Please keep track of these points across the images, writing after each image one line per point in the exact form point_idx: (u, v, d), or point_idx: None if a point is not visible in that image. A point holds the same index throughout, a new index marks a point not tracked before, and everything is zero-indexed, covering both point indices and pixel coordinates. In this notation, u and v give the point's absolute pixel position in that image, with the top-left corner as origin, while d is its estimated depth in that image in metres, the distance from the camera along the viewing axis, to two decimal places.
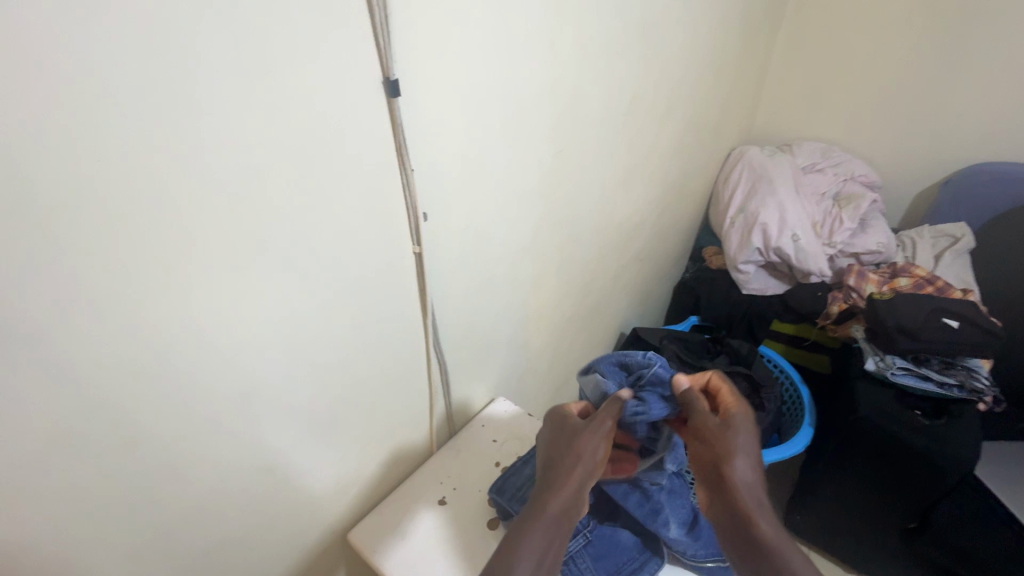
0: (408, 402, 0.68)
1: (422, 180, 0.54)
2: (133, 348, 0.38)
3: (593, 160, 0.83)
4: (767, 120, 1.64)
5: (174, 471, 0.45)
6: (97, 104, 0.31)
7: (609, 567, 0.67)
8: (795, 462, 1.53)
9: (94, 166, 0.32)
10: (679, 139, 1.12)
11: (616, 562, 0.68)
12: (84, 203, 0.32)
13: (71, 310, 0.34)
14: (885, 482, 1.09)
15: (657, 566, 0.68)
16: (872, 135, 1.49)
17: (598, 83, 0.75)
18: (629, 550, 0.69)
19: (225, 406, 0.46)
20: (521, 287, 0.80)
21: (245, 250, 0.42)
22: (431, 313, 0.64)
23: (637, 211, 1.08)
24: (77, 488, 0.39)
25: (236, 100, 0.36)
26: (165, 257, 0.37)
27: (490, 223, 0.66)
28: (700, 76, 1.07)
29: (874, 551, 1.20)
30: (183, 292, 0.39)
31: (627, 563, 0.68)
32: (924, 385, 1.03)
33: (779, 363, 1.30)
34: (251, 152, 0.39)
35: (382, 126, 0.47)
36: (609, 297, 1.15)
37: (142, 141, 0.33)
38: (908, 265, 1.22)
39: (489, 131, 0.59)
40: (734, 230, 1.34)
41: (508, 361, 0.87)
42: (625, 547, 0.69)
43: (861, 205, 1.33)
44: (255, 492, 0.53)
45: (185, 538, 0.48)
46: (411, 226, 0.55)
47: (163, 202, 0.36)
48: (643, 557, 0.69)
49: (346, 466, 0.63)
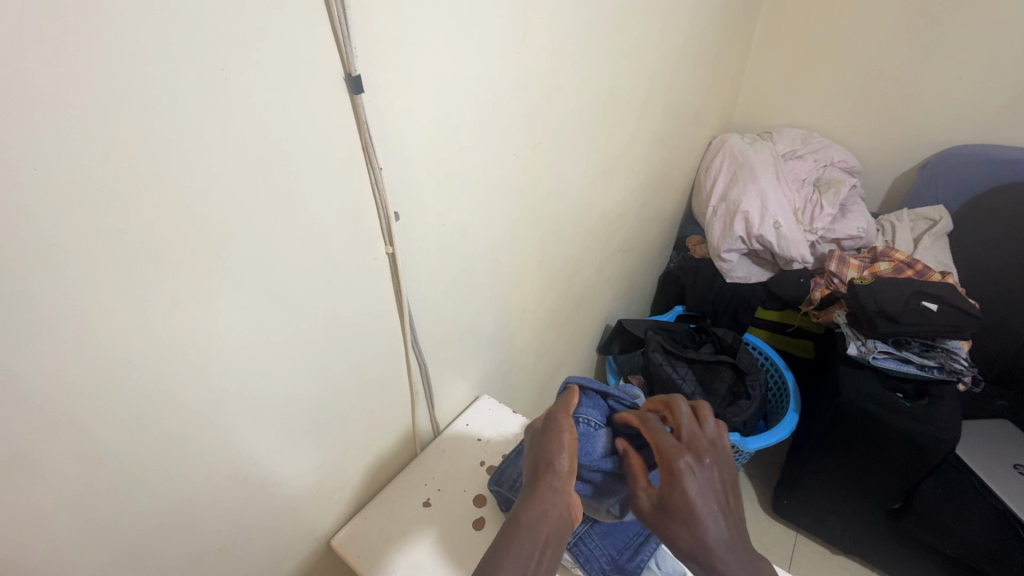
0: (389, 403, 0.67)
1: (391, 178, 0.52)
2: (90, 364, 0.36)
3: (570, 155, 0.82)
4: (748, 108, 1.64)
5: (141, 490, 0.43)
6: (32, 108, 0.28)
7: (617, 543, 0.67)
8: (781, 447, 1.55)
9: (36, 173, 0.30)
10: (659, 129, 1.11)
11: (621, 539, 0.67)
12: (21, 214, 0.30)
13: (18, 326, 0.32)
14: (870, 464, 1.10)
15: (662, 535, 0.68)
16: (850, 122, 1.50)
17: (573, 75, 0.73)
18: (632, 526, 0.69)
19: (195, 418, 0.44)
20: (502, 283, 0.79)
21: (204, 257, 0.40)
22: (408, 314, 0.62)
23: (619, 203, 1.08)
24: (38, 511, 0.37)
25: (188, 101, 0.34)
26: (119, 268, 0.35)
27: (467, 220, 0.65)
28: (678, 64, 1.06)
29: (860, 532, 1.21)
30: (143, 300, 0.37)
31: (633, 539, 0.68)
32: (905, 367, 1.04)
33: (764, 350, 1.33)
34: (207, 154, 0.37)
35: (347, 124, 0.45)
36: (593, 290, 1.15)
37: (83, 145, 0.31)
38: (888, 249, 1.23)
39: (462, 126, 0.58)
40: (716, 219, 1.34)
41: (491, 359, 0.87)
42: (629, 523, 0.69)
43: (840, 191, 1.34)
44: (232, 503, 0.52)
45: (160, 555, 0.47)
46: (381, 225, 0.54)
47: (113, 209, 0.33)
48: (647, 531, 0.69)
49: (326, 472, 0.62)
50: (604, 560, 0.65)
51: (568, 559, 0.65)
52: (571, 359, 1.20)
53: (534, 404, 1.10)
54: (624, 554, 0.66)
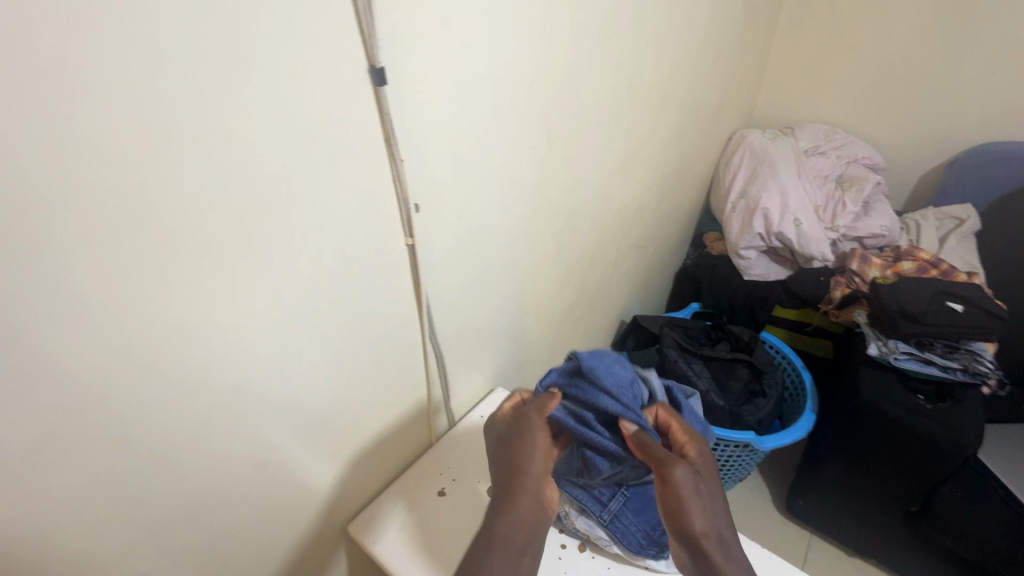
0: (405, 393, 0.68)
1: (411, 169, 0.52)
2: (120, 347, 0.37)
3: (588, 148, 0.81)
4: (769, 104, 1.61)
5: (168, 467, 0.44)
6: (65, 96, 0.29)
7: (652, 519, 0.66)
8: (796, 448, 1.53)
9: (72, 161, 0.31)
10: (678, 123, 1.10)
11: (655, 514, 0.66)
12: (59, 200, 0.31)
13: (53, 307, 0.33)
14: (887, 466, 1.08)
15: None
16: (875, 118, 1.47)
17: (593, 67, 0.73)
18: None
19: (219, 402, 0.46)
20: (518, 276, 0.80)
21: (229, 243, 0.41)
22: (425, 305, 0.63)
23: (636, 198, 1.07)
24: (69, 486, 0.39)
25: (215, 92, 0.35)
26: (148, 254, 0.36)
27: (485, 212, 0.66)
28: (699, 57, 1.05)
29: (875, 534, 1.19)
30: (172, 286, 0.39)
31: None
32: (926, 369, 1.02)
33: (781, 349, 1.29)
34: (232, 143, 0.38)
35: (370, 115, 0.46)
36: (609, 285, 1.14)
37: (114, 136, 0.32)
38: (912, 248, 1.20)
39: (481, 118, 0.58)
40: (735, 215, 1.32)
41: (507, 352, 0.87)
42: None
43: (864, 188, 1.31)
44: (252, 487, 0.53)
45: (182, 534, 0.48)
46: (402, 217, 0.54)
47: (143, 198, 0.35)
48: None
49: (341, 458, 0.63)
50: (640, 535, 0.65)
51: (604, 535, 0.66)
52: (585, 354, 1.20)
53: None
54: (660, 528, 0.66)
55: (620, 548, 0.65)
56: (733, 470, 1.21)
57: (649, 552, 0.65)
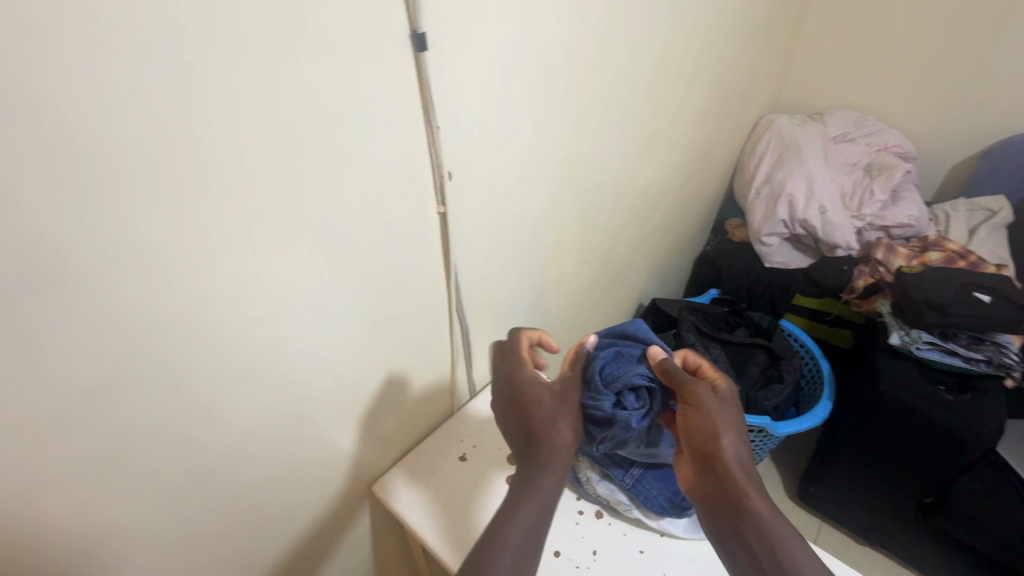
0: (430, 361, 0.70)
1: (446, 139, 0.53)
2: (175, 299, 0.39)
3: (616, 126, 0.82)
4: (798, 89, 1.58)
5: (214, 417, 0.46)
6: (135, 53, 0.31)
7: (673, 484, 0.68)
8: (809, 436, 1.53)
9: (140, 116, 0.32)
10: (705, 105, 1.09)
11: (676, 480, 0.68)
12: (129, 153, 0.33)
13: (118, 257, 0.35)
14: (902, 457, 1.08)
15: None
16: (907, 105, 1.43)
17: (625, 44, 0.73)
18: None
19: (261, 356, 0.48)
20: (542, 252, 0.80)
21: (276, 203, 0.42)
22: (453, 275, 0.64)
23: (660, 179, 1.07)
24: (128, 431, 0.41)
25: (269, 53, 0.36)
26: (203, 210, 0.38)
27: (513, 186, 0.66)
28: (730, 38, 1.03)
29: (887, 523, 1.19)
30: (223, 242, 0.40)
31: None
32: (949, 359, 1.01)
33: (800, 338, 1.28)
34: (283, 105, 0.39)
35: (410, 82, 0.47)
36: (629, 266, 1.15)
37: (177, 93, 0.33)
38: (941, 239, 1.18)
39: (514, 91, 0.58)
40: (759, 201, 1.31)
41: (527, 327, 0.88)
42: None
43: (893, 176, 1.29)
44: (286, 442, 0.55)
45: (223, 482, 0.51)
46: (435, 185, 0.55)
47: (201, 155, 0.36)
48: None
49: (369, 421, 0.65)
50: (662, 500, 0.67)
51: (627, 499, 0.68)
52: None
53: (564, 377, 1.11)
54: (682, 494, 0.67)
55: (641, 512, 0.67)
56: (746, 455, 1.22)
57: (670, 514, 0.67)
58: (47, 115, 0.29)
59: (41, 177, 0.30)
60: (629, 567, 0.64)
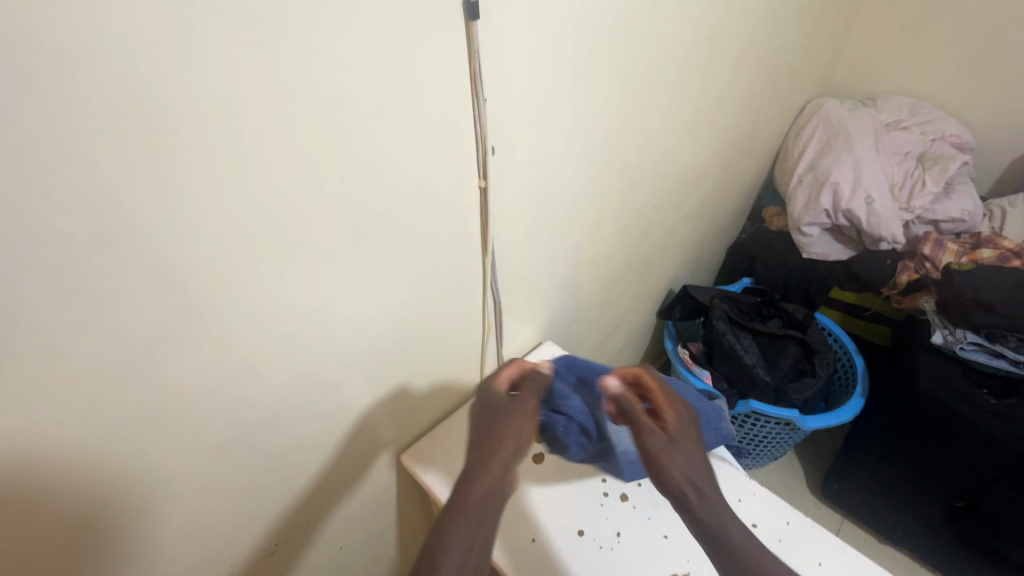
0: (462, 335, 0.70)
1: (490, 112, 0.53)
2: (227, 260, 0.40)
3: (660, 105, 0.79)
4: (850, 72, 1.51)
5: (258, 377, 0.48)
6: (196, 11, 0.30)
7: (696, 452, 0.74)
8: (837, 433, 1.50)
9: (200, 74, 0.32)
10: (753, 86, 1.04)
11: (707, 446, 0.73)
12: (189, 113, 0.33)
13: (177, 216, 0.36)
14: (936, 458, 1.05)
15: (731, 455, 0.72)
16: (969, 92, 1.35)
17: (676, 19, 0.70)
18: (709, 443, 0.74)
19: (303, 322, 0.49)
20: (577, 232, 0.79)
21: (324, 171, 0.42)
22: (490, 251, 0.64)
23: (700, 162, 1.04)
24: (179, 387, 0.42)
25: (324, 15, 0.36)
26: (257, 173, 0.38)
27: (554, 163, 0.65)
28: (784, 15, 0.98)
29: (914, 524, 1.17)
30: (274, 206, 0.41)
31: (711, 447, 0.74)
32: (994, 361, 0.97)
33: (836, 333, 1.25)
34: (336, 71, 0.38)
35: (459, 52, 0.46)
36: (662, 251, 1.13)
37: (237, 53, 0.33)
38: (995, 236, 1.13)
39: (561, 63, 0.57)
40: (801, 189, 1.27)
41: (558, 308, 0.88)
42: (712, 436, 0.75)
43: (948, 168, 1.22)
44: (324, 406, 0.56)
45: (263, 441, 0.52)
46: (478, 158, 0.55)
47: (256, 119, 0.36)
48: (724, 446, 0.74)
49: (401, 391, 0.67)
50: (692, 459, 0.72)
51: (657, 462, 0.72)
52: (631, 319, 1.20)
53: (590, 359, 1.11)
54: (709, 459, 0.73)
55: None
56: (771, 448, 1.20)
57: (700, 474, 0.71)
58: (113, 63, 0.29)
59: (108, 135, 0.31)
60: (654, 549, 0.64)
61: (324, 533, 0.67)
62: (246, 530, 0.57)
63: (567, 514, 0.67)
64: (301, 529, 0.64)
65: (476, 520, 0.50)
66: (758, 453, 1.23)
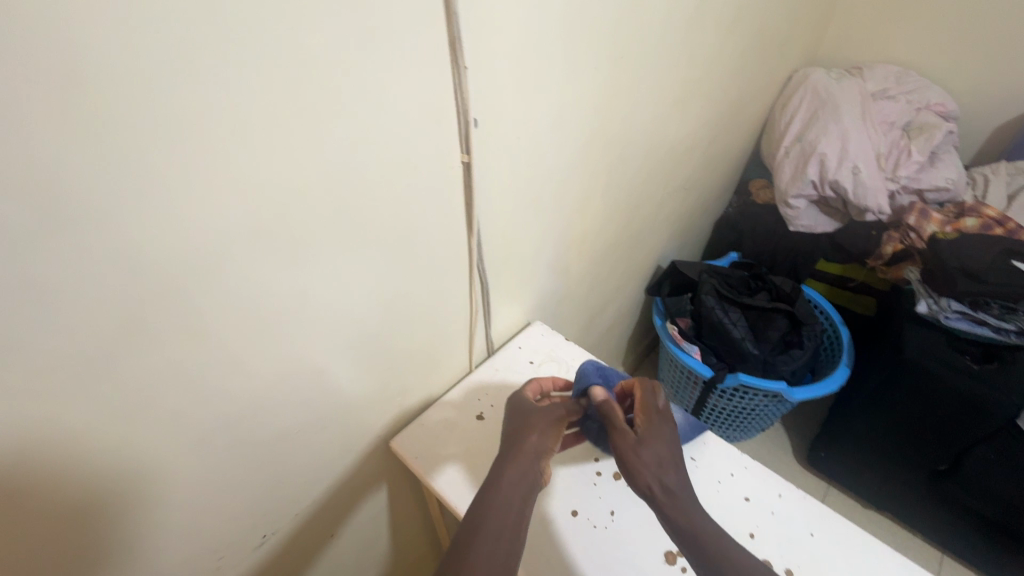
0: (449, 318, 0.69)
1: (473, 81, 0.50)
2: (195, 246, 0.37)
3: (648, 74, 0.76)
4: (836, 40, 1.48)
5: (236, 367, 0.46)
6: None
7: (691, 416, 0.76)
8: (822, 403, 1.53)
9: (154, 36, 0.29)
10: (741, 54, 1.02)
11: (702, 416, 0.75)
12: (145, 82, 0.29)
13: (138, 199, 0.32)
14: (919, 425, 1.07)
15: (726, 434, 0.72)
16: (955, 58, 1.34)
17: None
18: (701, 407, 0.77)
19: (281, 309, 0.46)
20: (565, 208, 0.77)
21: (295, 147, 0.39)
22: (475, 230, 0.62)
23: (688, 134, 1.01)
24: (151, 381, 0.39)
25: None
26: (224, 149, 0.35)
27: (540, 136, 0.63)
28: None
29: (897, 489, 1.20)
30: (244, 185, 0.37)
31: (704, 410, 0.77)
32: (978, 330, 0.97)
33: (824, 307, 1.25)
34: (305, 34, 0.35)
35: (439, 14, 0.43)
36: (651, 227, 1.11)
37: (194, 13, 0.30)
38: (978, 205, 1.13)
39: (546, 28, 0.54)
40: (788, 161, 1.25)
41: (547, 286, 0.87)
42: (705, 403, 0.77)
43: (934, 137, 1.22)
44: (307, 395, 0.54)
45: (245, 433, 0.50)
46: (461, 131, 0.52)
47: (220, 88, 0.33)
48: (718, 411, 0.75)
49: (388, 376, 0.65)
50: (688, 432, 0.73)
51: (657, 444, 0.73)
52: (620, 296, 1.19)
53: (579, 337, 1.10)
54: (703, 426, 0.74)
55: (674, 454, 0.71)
56: (759, 420, 1.22)
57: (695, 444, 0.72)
58: (45, 24, 0.25)
59: (51, 107, 0.27)
60: (650, 525, 0.65)
61: (313, 522, 0.66)
62: (232, 524, 0.55)
63: (562, 494, 0.67)
64: (290, 519, 0.63)
65: (502, 514, 0.52)
66: (747, 425, 1.24)
